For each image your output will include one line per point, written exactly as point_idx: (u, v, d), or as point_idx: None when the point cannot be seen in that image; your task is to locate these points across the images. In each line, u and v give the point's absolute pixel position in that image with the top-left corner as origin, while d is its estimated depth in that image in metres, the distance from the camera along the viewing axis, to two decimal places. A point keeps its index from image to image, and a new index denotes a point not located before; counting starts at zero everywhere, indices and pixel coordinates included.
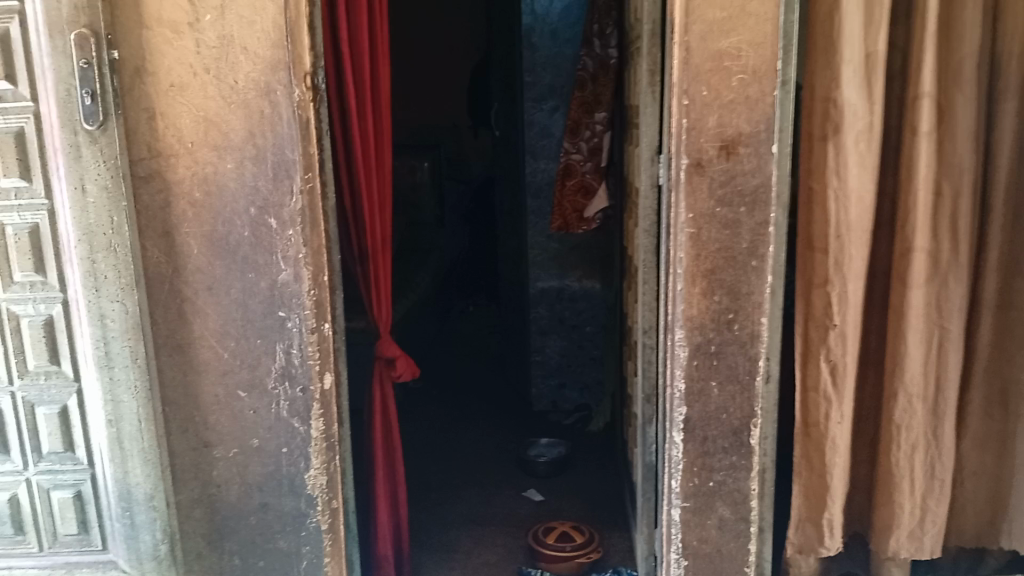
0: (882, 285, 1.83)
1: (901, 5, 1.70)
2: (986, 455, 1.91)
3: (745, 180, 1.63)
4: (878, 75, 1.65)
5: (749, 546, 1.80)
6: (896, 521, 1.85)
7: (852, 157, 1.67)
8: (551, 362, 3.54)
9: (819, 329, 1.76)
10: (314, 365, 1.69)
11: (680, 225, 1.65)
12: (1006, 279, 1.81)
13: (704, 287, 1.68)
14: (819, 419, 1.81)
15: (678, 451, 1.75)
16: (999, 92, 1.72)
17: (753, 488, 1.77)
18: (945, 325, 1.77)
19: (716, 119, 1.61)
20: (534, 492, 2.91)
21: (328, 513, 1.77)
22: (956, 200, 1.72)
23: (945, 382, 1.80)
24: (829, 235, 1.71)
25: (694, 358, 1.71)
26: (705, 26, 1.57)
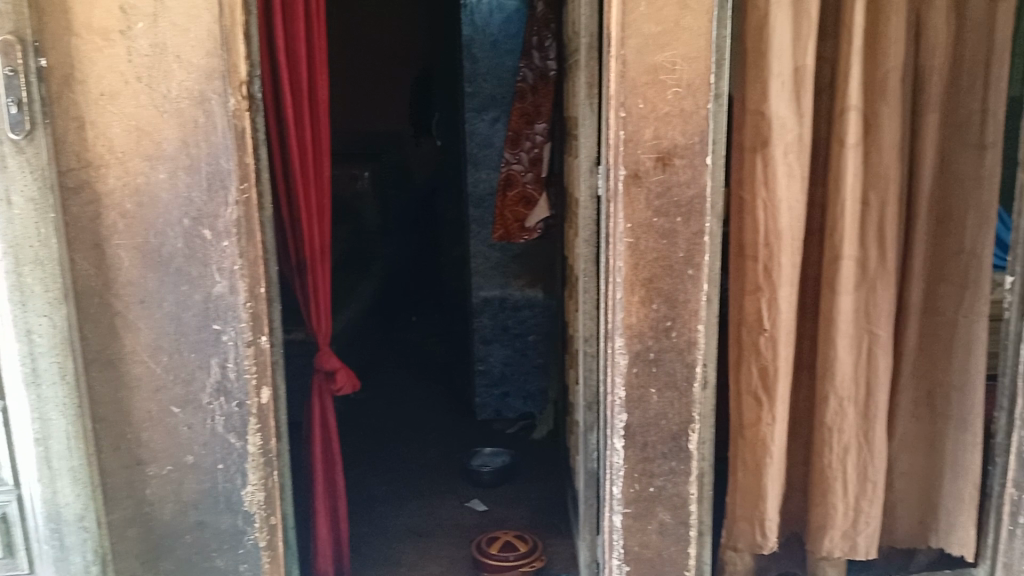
0: (814, 291, 1.89)
1: (828, 19, 1.75)
2: (916, 456, 1.98)
3: (681, 191, 1.66)
4: (806, 89, 1.70)
5: (688, 550, 1.83)
6: (830, 521, 1.91)
7: (781, 168, 1.72)
8: (494, 371, 3.55)
9: (752, 335, 1.81)
10: (251, 379, 1.67)
11: (619, 234, 1.68)
12: (931, 285, 1.89)
13: (642, 296, 1.70)
14: (754, 422, 1.86)
15: (619, 458, 1.77)
16: (922, 106, 1.79)
17: (691, 493, 1.80)
18: (874, 330, 1.83)
19: (652, 131, 1.63)
20: (477, 502, 2.91)
21: (266, 529, 1.75)
22: (883, 209, 1.78)
23: (875, 386, 1.86)
24: (759, 242, 1.76)
25: (633, 365, 1.73)
26: (640, 40, 1.60)
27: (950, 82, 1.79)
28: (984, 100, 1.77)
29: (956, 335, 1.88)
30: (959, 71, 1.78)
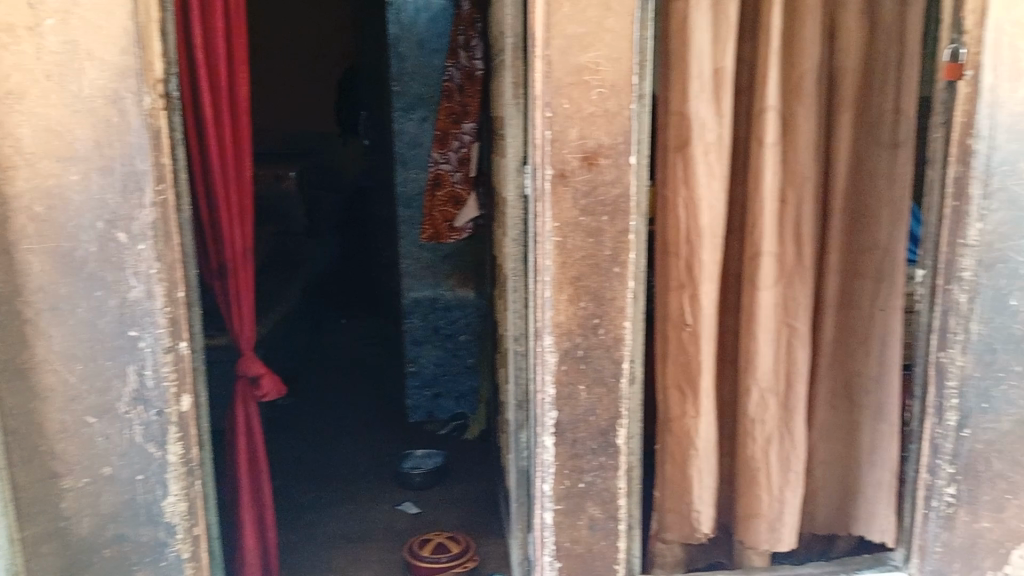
0: (735, 287, 1.94)
1: (747, 22, 1.79)
2: (834, 445, 2.05)
3: (607, 190, 1.69)
4: (726, 91, 1.74)
5: (618, 544, 1.86)
6: (754, 511, 1.97)
7: (701, 168, 1.76)
8: (426, 372, 3.53)
9: (676, 330, 1.86)
10: (170, 387, 1.64)
11: (547, 233, 1.69)
12: (846, 281, 1.96)
13: (570, 294, 1.72)
14: (680, 415, 1.90)
15: (549, 455, 1.78)
16: (837, 106, 1.86)
17: (620, 487, 1.83)
18: (793, 324, 1.89)
19: (577, 131, 1.65)
20: (409, 505, 2.89)
21: (189, 540, 1.71)
22: (799, 207, 1.84)
23: (795, 378, 1.92)
24: (681, 239, 1.81)
25: (562, 363, 1.75)
26: (565, 41, 1.61)
27: (863, 83, 1.86)
28: (895, 102, 1.84)
29: (871, 329, 1.95)
30: (871, 73, 1.85)
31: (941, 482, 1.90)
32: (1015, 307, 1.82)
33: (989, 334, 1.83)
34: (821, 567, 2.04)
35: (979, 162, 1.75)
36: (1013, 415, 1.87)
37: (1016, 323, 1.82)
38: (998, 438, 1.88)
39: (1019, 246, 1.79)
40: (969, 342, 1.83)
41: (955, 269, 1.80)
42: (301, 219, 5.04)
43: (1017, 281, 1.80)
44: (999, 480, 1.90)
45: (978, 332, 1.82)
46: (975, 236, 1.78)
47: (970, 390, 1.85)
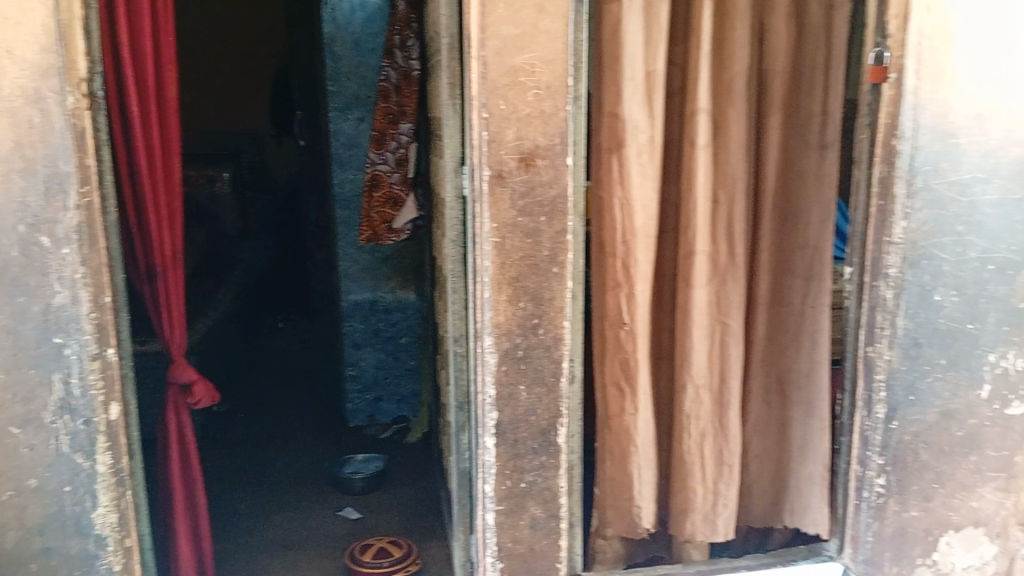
0: (670, 286, 1.97)
1: (678, 25, 1.83)
2: (767, 439, 2.11)
3: (544, 190, 1.69)
4: (658, 92, 1.77)
5: (560, 542, 1.87)
6: (692, 505, 2.00)
7: (635, 168, 1.79)
8: (366, 375, 3.49)
9: (613, 328, 1.88)
10: (98, 395, 1.59)
11: (485, 234, 1.69)
12: (777, 279, 2.02)
13: (509, 294, 1.73)
14: (618, 412, 1.92)
15: (490, 455, 1.79)
16: (765, 108, 1.91)
17: (561, 485, 1.84)
18: (726, 321, 1.93)
19: (514, 132, 1.66)
20: (349, 510, 2.86)
21: (120, 552, 1.66)
22: (731, 207, 1.88)
23: (729, 374, 1.96)
24: (617, 239, 1.83)
25: (502, 363, 1.75)
26: (500, 42, 1.62)
27: (791, 86, 1.91)
28: (822, 104, 1.89)
29: (802, 325, 2.00)
30: (799, 76, 1.90)
31: (872, 473, 1.96)
32: (939, 302, 1.88)
33: (915, 329, 1.89)
34: (758, 559, 2.08)
35: (903, 161, 1.80)
36: (938, 407, 1.94)
37: (940, 318, 1.89)
38: (924, 429, 1.94)
39: (942, 243, 1.85)
40: (896, 337, 1.89)
41: (882, 266, 1.86)
42: (234, 222, 4.93)
43: (940, 277, 1.87)
44: (926, 470, 1.97)
45: (904, 328, 1.88)
46: (900, 234, 1.84)
47: (897, 383, 1.91)
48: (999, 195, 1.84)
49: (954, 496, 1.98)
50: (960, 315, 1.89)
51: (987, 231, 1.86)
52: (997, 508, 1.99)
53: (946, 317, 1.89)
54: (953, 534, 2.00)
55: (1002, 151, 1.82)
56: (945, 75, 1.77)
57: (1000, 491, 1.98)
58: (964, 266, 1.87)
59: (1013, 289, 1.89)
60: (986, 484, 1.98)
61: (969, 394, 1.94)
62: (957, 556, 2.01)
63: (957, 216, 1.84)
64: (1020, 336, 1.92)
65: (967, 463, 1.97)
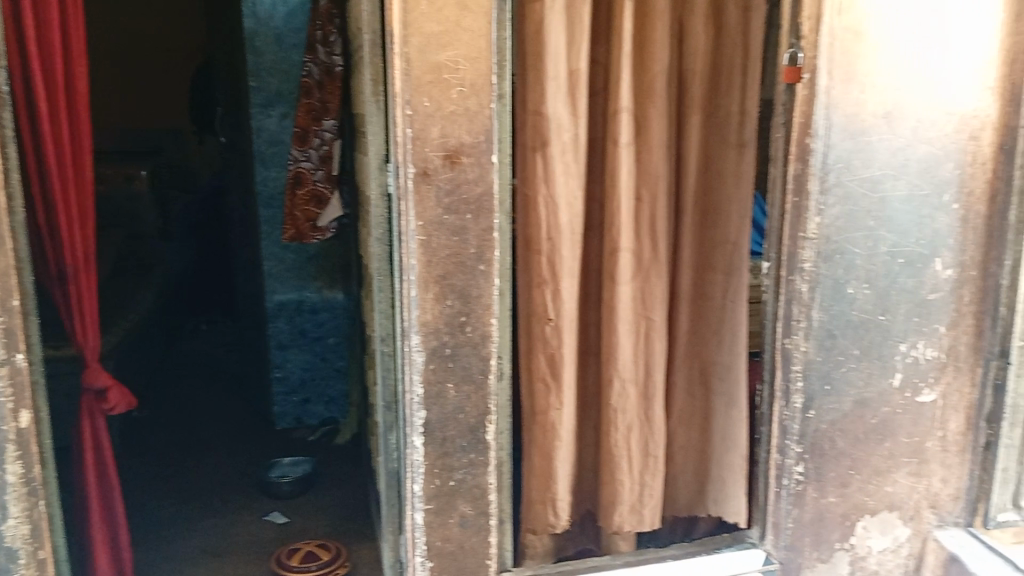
0: (595, 283, 2.00)
1: (601, 24, 1.85)
2: (692, 431, 2.16)
3: (469, 188, 1.69)
4: (580, 91, 1.79)
5: (489, 539, 1.87)
6: (619, 498, 2.03)
7: (558, 167, 1.81)
8: (293, 377, 3.42)
9: (539, 325, 1.89)
10: (6, 403, 1.52)
11: (411, 232, 1.68)
12: (699, 274, 2.06)
13: (436, 292, 1.72)
14: (545, 408, 1.94)
15: (419, 455, 1.78)
16: (686, 108, 1.95)
17: (490, 483, 1.84)
18: (650, 316, 1.97)
19: (439, 129, 1.65)
20: (276, 515, 2.80)
21: (33, 565, 1.60)
22: (654, 204, 1.92)
23: (653, 368, 2.00)
24: (542, 237, 1.84)
25: (430, 362, 1.74)
26: (422, 39, 1.61)
27: (710, 86, 1.95)
28: (740, 103, 1.93)
29: (723, 319, 2.05)
30: (718, 77, 1.94)
31: (790, 461, 2.02)
32: (851, 295, 1.95)
33: (829, 321, 1.96)
34: (683, 548, 2.11)
35: (817, 159, 1.86)
36: (853, 396, 2.01)
37: (853, 310, 1.96)
38: (840, 418, 2.02)
39: (854, 238, 1.92)
40: (811, 329, 1.95)
41: (797, 261, 1.92)
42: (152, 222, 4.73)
43: (853, 270, 1.94)
44: (842, 457, 2.04)
45: (819, 320, 1.95)
46: (814, 229, 1.90)
47: (813, 373, 1.97)
48: (907, 192, 1.93)
49: (869, 482, 2.07)
50: (872, 306, 1.97)
51: (897, 226, 1.94)
52: (910, 492, 2.10)
53: (858, 308, 1.97)
54: (869, 518, 2.09)
55: (911, 149, 1.91)
56: (856, 75, 1.84)
57: (913, 475, 2.09)
58: (875, 260, 1.95)
59: (921, 281, 1.99)
60: (899, 469, 2.08)
61: (882, 382, 2.02)
62: (873, 539, 2.11)
63: (868, 211, 1.92)
64: (929, 326, 2.02)
65: (881, 449, 2.06)
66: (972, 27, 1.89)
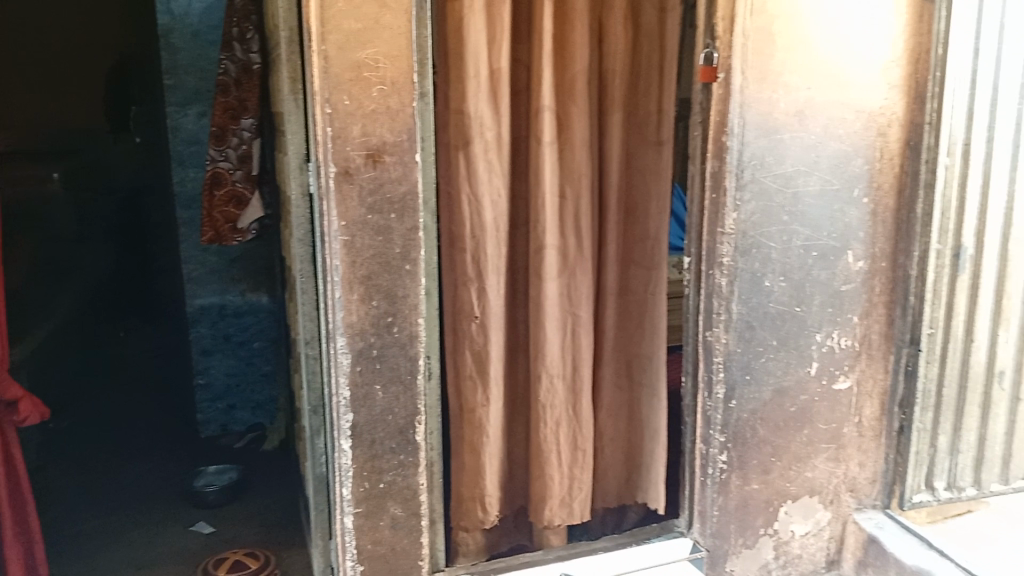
0: (522, 280, 2.01)
1: (522, 24, 1.86)
2: (619, 423, 2.20)
3: (393, 187, 1.67)
4: (502, 90, 1.80)
5: (421, 540, 1.85)
6: (549, 492, 2.05)
7: (481, 165, 1.81)
8: (217, 384, 3.33)
9: (466, 322, 1.90)
10: None
11: (334, 232, 1.65)
12: (623, 270, 2.10)
13: (361, 293, 1.70)
14: (474, 405, 1.95)
15: (347, 458, 1.75)
16: (608, 106, 1.97)
17: (421, 483, 1.83)
18: (576, 312, 1.99)
19: (360, 128, 1.63)
20: (203, 525, 2.73)
21: None
22: (578, 201, 1.94)
23: (580, 363, 2.02)
24: (466, 235, 1.85)
25: (356, 364, 1.72)
26: (341, 36, 1.58)
27: (630, 84, 1.98)
28: (658, 102, 1.98)
29: (645, 312, 2.10)
30: (637, 76, 1.98)
31: (715, 451, 2.05)
32: (769, 288, 2.01)
33: (748, 313, 2.00)
34: (614, 539, 2.14)
35: (733, 156, 1.90)
36: (772, 385, 2.07)
37: (770, 302, 2.02)
38: (760, 407, 2.07)
39: (770, 233, 1.98)
40: (731, 321, 1.99)
41: (716, 256, 1.96)
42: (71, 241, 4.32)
43: (770, 264, 1.99)
44: (764, 445, 2.09)
45: (738, 312, 1.99)
46: (731, 225, 1.94)
47: (733, 364, 2.01)
48: (819, 186, 1.99)
49: (790, 468, 2.13)
50: (788, 298, 2.03)
51: (810, 220, 2.01)
52: (829, 477, 2.18)
53: (775, 301, 2.02)
54: (791, 503, 2.16)
55: (822, 145, 1.98)
56: (769, 75, 1.90)
57: (831, 460, 2.17)
58: (790, 253, 2.01)
59: (834, 273, 2.06)
60: (818, 455, 2.15)
61: (799, 371, 2.09)
62: (796, 524, 2.18)
63: (783, 206, 1.97)
64: (843, 317, 2.10)
65: (800, 435, 2.12)
66: (876, 28, 1.97)
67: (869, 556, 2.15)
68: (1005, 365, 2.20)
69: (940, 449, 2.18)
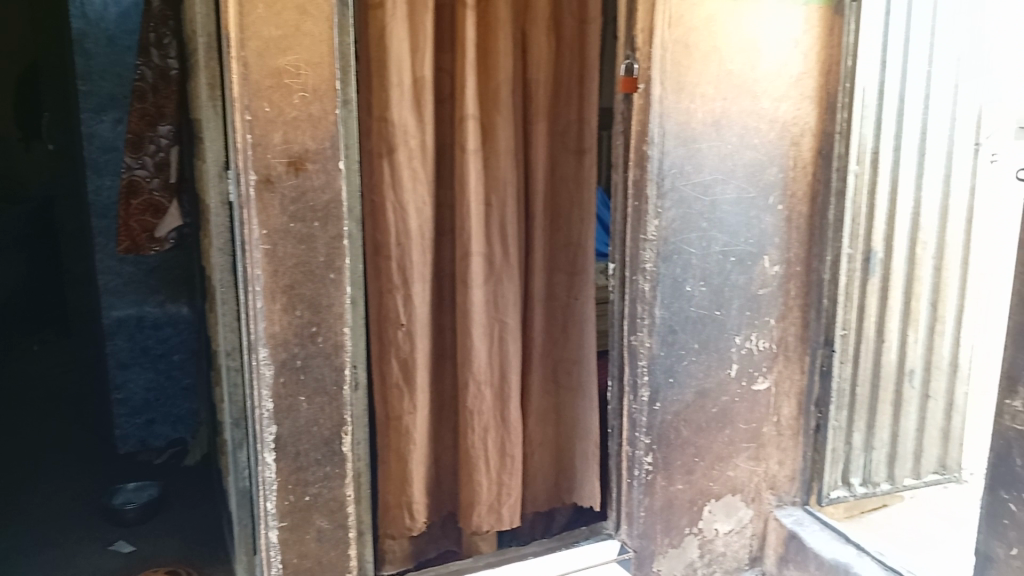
0: (449, 287, 2.01)
1: (445, 33, 1.88)
2: (547, 427, 2.22)
3: (316, 195, 1.66)
4: (426, 98, 1.82)
5: (349, 552, 1.83)
6: (477, 498, 2.05)
7: (405, 173, 1.82)
8: (136, 399, 3.22)
9: (391, 329, 1.90)
10: None
11: (255, 241, 1.62)
12: (549, 276, 2.13)
13: (284, 303, 1.67)
14: (400, 412, 1.94)
15: (271, 471, 1.71)
16: (532, 115, 1.99)
17: (348, 494, 1.81)
18: (503, 319, 2.01)
19: (281, 136, 1.60)
20: (122, 544, 2.64)
21: None
22: (503, 209, 1.95)
23: (507, 370, 2.03)
24: (391, 243, 1.85)
25: (279, 375, 1.69)
26: (261, 43, 1.56)
27: (552, 94, 2.02)
28: (579, 111, 2.02)
29: (571, 316, 2.13)
30: (559, 86, 2.01)
31: (640, 453, 2.08)
32: (689, 292, 2.06)
33: (671, 317, 2.05)
34: (544, 544, 2.18)
35: (654, 165, 1.95)
36: (694, 387, 2.12)
37: (691, 306, 2.07)
38: (683, 408, 2.11)
39: (689, 239, 2.03)
40: (654, 325, 2.03)
41: (639, 262, 2.00)
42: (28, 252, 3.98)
43: (690, 269, 2.05)
44: (687, 446, 2.14)
45: (660, 317, 2.03)
46: (653, 232, 1.98)
47: (657, 367, 2.05)
48: (736, 194, 2.06)
49: (712, 467, 2.18)
50: (708, 303, 2.09)
51: (728, 227, 2.07)
52: (750, 475, 2.24)
53: (696, 305, 2.08)
54: (714, 502, 2.21)
55: (738, 154, 2.04)
56: (686, 86, 1.95)
57: (752, 459, 2.23)
58: (709, 259, 2.06)
59: (751, 277, 2.13)
60: (739, 454, 2.21)
61: (720, 373, 2.14)
62: (719, 522, 2.23)
63: (701, 213, 2.03)
64: (760, 319, 2.17)
65: (722, 436, 2.18)
66: (786, 43, 2.05)
67: (789, 552, 2.22)
68: (915, 364, 2.31)
69: (854, 446, 2.28)
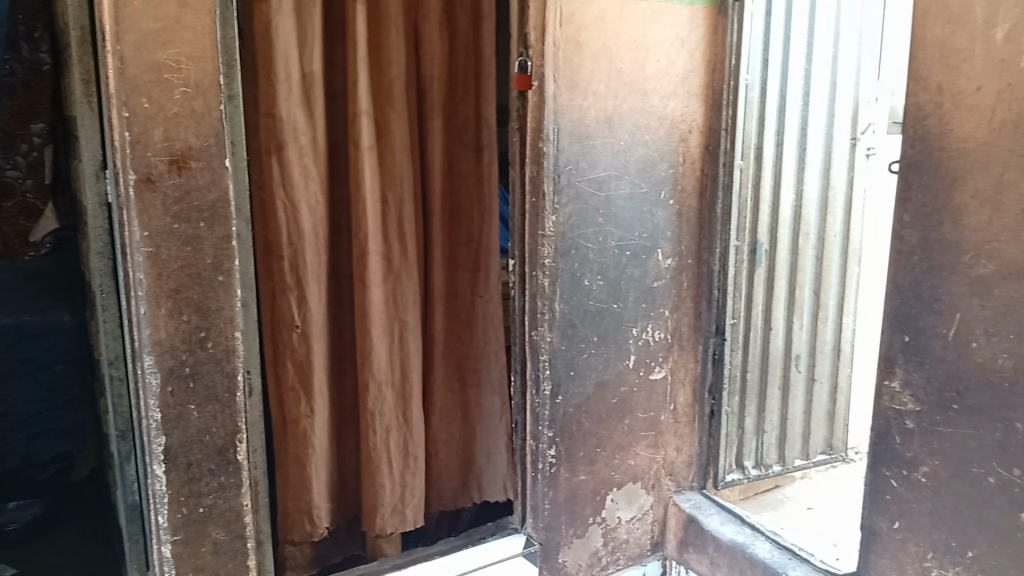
0: (347, 287, 1.98)
1: (335, 29, 1.85)
2: (453, 426, 2.21)
3: (201, 195, 1.60)
4: (316, 93, 1.78)
5: (248, 562, 1.77)
6: (380, 500, 2.02)
7: (297, 172, 1.78)
8: (15, 415, 2.92)
9: (286, 331, 1.85)
10: None
11: (136, 244, 1.55)
12: (450, 272, 2.12)
13: (170, 308, 1.60)
14: (298, 416, 1.90)
15: (162, 484, 1.64)
16: (427, 111, 1.98)
17: (244, 504, 1.75)
18: (402, 318, 1.99)
19: (161, 133, 1.54)
20: (4, 566, 2.49)
21: None
22: (400, 206, 1.93)
23: (409, 368, 2.02)
24: (283, 243, 1.80)
25: (166, 384, 1.62)
26: (138, 36, 1.49)
27: (448, 91, 2.01)
28: (476, 109, 2.02)
29: (475, 312, 2.14)
30: (454, 82, 2.01)
31: (544, 446, 2.10)
32: (587, 286, 2.09)
33: (570, 311, 2.08)
34: (451, 543, 2.13)
35: (549, 161, 1.97)
36: (594, 379, 2.15)
37: (589, 299, 2.10)
38: (584, 401, 2.14)
39: (586, 234, 2.06)
40: (554, 319, 2.05)
41: (538, 257, 2.01)
42: None
43: (587, 264, 2.08)
44: (589, 436, 2.17)
45: (560, 311, 2.05)
46: (551, 228, 2.00)
47: (558, 361, 2.07)
48: (629, 189, 2.11)
49: (614, 457, 2.23)
50: (606, 296, 2.13)
51: (622, 221, 2.12)
52: (650, 463, 2.31)
53: (594, 298, 2.11)
54: (616, 491, 2.26)
55: (629, 151, 2.09)
56: (578, 84, 1.98)
57: (651, 447, 2.30)
58: (605, 253, 2.11)
59: (646, 270, 2.19)
60: (639, 443, 2.27)
61: (619, 364, 2.19)
62: (622, 510, 2.28)
63: (597, 209, 2.07)
64: (655, 311, 2.23)
65: (622, 425, 2.23)
66: (672, 42, 2.11)
67: (688, 536, 2.30)
68: (801, 349, 2.40)
69: (747, 430, 2.36)
